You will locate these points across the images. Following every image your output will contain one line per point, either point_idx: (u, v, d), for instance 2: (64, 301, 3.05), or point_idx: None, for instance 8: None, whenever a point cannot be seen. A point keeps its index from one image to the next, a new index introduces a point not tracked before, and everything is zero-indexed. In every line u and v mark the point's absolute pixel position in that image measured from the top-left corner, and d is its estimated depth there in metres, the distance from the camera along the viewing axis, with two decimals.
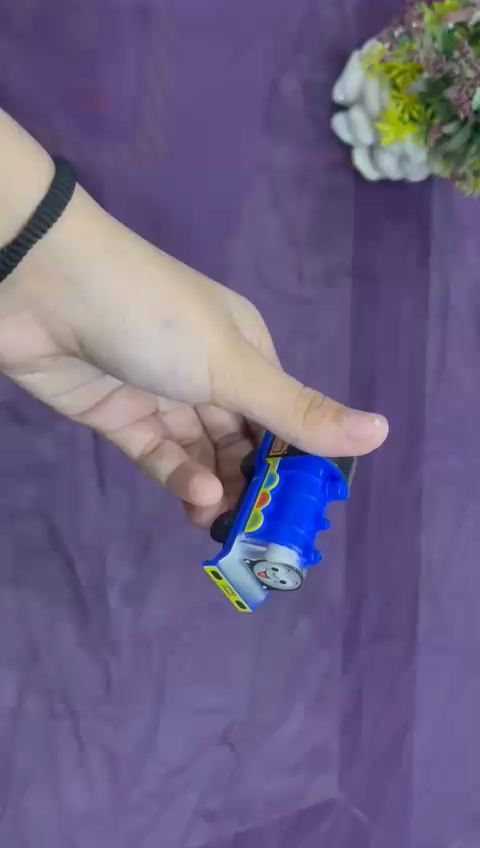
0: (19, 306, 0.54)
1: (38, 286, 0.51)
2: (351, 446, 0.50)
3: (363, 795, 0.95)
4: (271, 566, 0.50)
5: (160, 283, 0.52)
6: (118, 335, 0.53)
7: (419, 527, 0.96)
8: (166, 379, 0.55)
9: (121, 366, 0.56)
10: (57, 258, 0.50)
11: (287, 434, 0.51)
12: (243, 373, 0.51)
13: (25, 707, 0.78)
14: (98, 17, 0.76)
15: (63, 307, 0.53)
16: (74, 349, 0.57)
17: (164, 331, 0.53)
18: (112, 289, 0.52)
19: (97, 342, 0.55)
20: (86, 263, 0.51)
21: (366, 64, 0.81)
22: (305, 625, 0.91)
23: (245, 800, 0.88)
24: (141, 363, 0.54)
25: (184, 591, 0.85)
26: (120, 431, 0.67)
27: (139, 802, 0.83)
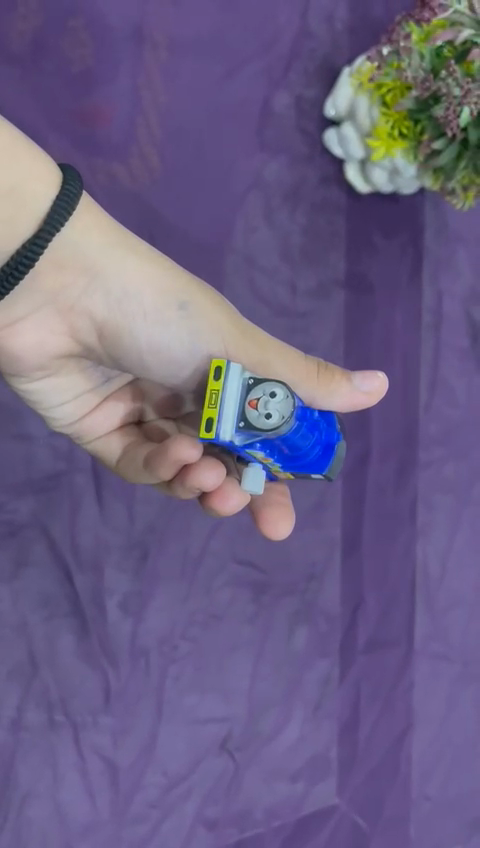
0: (40, 303, 0.57)
1: (58, 277, 0.55)
2: (363, 399, 0.61)
3: (362, 802, 0.96)
4: (268, 394, 0.49)
5: (172, 271, 0.58)
6: (137, 323, 0.58)
7: (415, 536, 0.97)
8: (183, 365, 0.60)
9: (141, 352, 0.60)
10: (78, 252, 0.54)
11: (306, 396, 0.61)
12: (259, 349, 0.60)
13: (25, 717, 0.80)
14: (93, 41, 0.79)
15: (85, 300, 0.57)
16: (93, 345, 0.61)
17: (180, 315, 0.58)
18: (131, 279, 0.57)
19: (118, 332, 0.59)
20: (105, 255, 0.55)
21: (356, 81, 0.83)
22: (303, 635, 0.92)
23: (244, 808, 0.89)
24: (161, 346, 0.59)
25: (182, 601, 0.86)
26: (107, 435, 0.68)
27: (139, 811, 0.84)
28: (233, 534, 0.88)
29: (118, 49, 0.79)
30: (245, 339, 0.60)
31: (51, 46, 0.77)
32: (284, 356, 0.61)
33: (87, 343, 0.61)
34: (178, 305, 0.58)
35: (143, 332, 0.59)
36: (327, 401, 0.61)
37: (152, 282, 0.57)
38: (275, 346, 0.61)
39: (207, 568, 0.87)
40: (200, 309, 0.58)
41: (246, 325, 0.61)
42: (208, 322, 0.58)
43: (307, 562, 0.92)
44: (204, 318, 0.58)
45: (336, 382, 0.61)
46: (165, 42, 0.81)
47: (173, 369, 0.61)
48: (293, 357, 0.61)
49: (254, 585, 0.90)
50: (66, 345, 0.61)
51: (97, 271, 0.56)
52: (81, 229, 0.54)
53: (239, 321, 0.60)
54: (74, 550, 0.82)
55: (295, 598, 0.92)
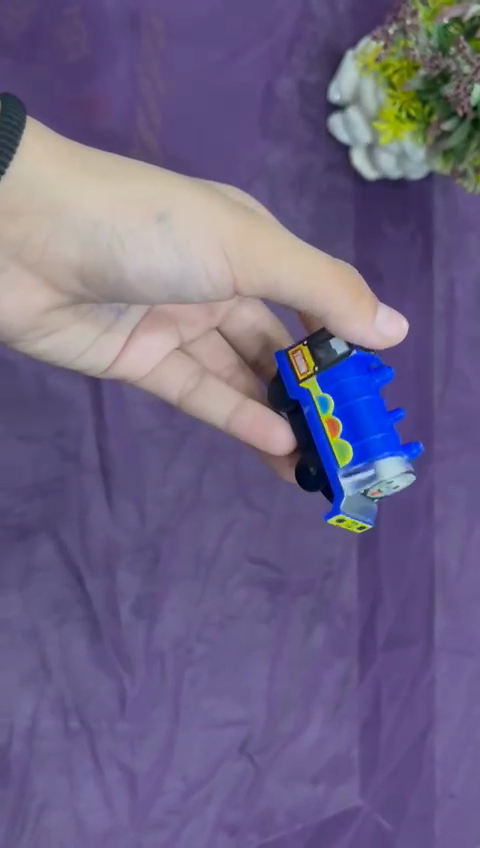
0: (7, 262, 0.52)
1: (20, 227, 0.50)
2: (378, 339, 0.56)
3: (386, 802, 0.93)
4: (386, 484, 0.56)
5: (143, 182, 0.51)
6: (117, 256, 0.51)
7: (432, 530, 0.95)
8: (185, 286, 0.54)
9: (134, 287, 0.54)
10: (36, 192, 0.48)
11: (313, 303, 0.54)
12: (269, 246, 0.52)
13: (40, 725, 0.78)
14: (89, 29, 0.77)
15: (55, 245, 0.51)
16: (81, 291, 0.55)
17: (162, 228, 0.51)
18: (97, 204, 0.50)
19: (100, 271, 0.53)
20: (64, 186, 0.49)
21: (360, 63, 0.80)
22: (320, 633, 0.90)
23: (265, 811, 0.87)
24: (152, 271, 0.52)
25: (196, 603, 0.84)
26: (154, 371, 0.68)
27: (158, 818, 0.82)
28: (246, 532, 0.86)
29: (115, 36, 0.78)
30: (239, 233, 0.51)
31: (48, 35, 0.75)
32: (297, 254, 0.52)
33: (73, 291, 0.55)
34: (158, 217, 0.50)
35: (129, 263, 0.52)
36: (344, 321, 0.54)
37: (124, 201, 0.50)
38: (285, 241, 0.52)
39: (221, 568, 0.85)
40: (183, 214, 0.51)
41: (241, 215, 0.52)
42: (195, 227, 0.51)
43: (323, 558, 0.90)
44: (189, 218, 0.51)
45: (360, 306, 0.54)
46: (163, 29, 0.79)
47: (173, 292, 0.54)
48: (309, 256, 0.52)
49: (270, 584, 0.88)
50: (51, 298, 0.56)
51: (60, 209, 0.49)
52: (34, 161, 0.48)
53: (228, 212, 0.52)
54: (84, 554, 0.80)
55: (311, 596, 0.90)
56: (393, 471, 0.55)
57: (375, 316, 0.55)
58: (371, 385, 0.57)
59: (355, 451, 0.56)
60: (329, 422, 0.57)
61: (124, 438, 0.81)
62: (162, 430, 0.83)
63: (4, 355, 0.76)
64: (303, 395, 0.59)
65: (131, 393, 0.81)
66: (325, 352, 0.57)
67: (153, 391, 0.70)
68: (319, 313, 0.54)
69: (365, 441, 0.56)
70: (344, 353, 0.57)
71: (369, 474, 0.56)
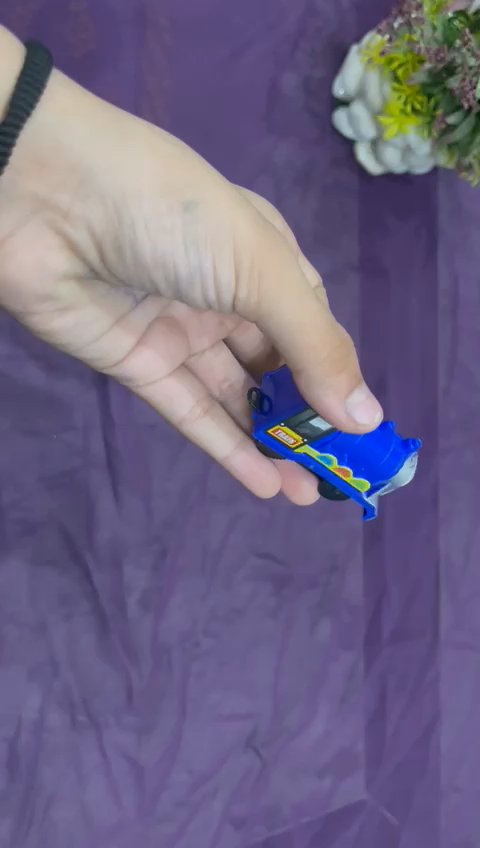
0: (26, 216, 0.50)
1: (42, 181, 0.47)
2: (346, 422, 0.52)
3: (392, 796, 0.94)
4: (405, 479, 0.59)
5: (177, 164, 0.48)
6: (136, 232, 0.48)
7: (437, 525, 0.95)
8: (196, 282, 0.50)
9: (146, 268, 0.51)
10: (61, 147, 0.46)
11: (298, 348, 0.50)
12: (273, 270, 0.48)
13: (47, 719, 0.78)
14: (94, 25, 0.77)
15: (78, 208, 0.48)
16: (99, 261, 0.53)
17: (185, 219, 0.47)
18: (121, 176, 0.47)
19: (119, 244, 0.50)
20: (90, 147, 0.46)
21: (365, 58, 0.81)
22: (326, 627, 0.90)
23: (272, 804, 0.87)
24: (163, 258, 0.49)
25: (202, 597, 0.84)
26: (164, 382, 0.66)
27: (166, 812, 0.82)
28: (252, 527, 0.87)
29: (121, 32, 0.78)
30: (259, 241, 0.48)
31: (53, 31, 0.75)
32: (297, 291, 0.49)
33: (91, 258, 0.53)
34: (182, 207, 0.47)
35: (146, 245, 0.49)
36: (312, 386, 0.51)
37: (149, 179, 0.47)
38: (294, 276, 0.49)
39: (227, 563, 0.85)
40: (209, 211, 0.47)
41: (262, 229, 0.49)
42: (217, 226, 0.47)
43: (329, 552, 0.90)
44: (209, 218, 0.47)
45: (340, 379, 0.51)
46: (169, 25, 0.79)
47: (184, 287, 0.51)
48: (310, 299, 0.49)
49: (276, 578, 0.88)
50: (71, 263, 0.53)
51: (83, 172, 0.47)
52: (59, 115, 0.46)
53: (252, 220, 0.48)
54: (91, 548, 0.80)
55: (317, 591, 0.90)
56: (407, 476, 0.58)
57: (350, 395, 0.51)
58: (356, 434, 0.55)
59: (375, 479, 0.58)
60: (339, 468, 0.58)
61: (130, 433, 0.81)
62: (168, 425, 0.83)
63: (11, 347, 0.76)
64: (302, 457, 0.59)
65: None
66: (309, 428, 0.55)
67: (157, 403, 0.68)
68: (298, 365, 0.51)
69: (379, 473, 0.57)
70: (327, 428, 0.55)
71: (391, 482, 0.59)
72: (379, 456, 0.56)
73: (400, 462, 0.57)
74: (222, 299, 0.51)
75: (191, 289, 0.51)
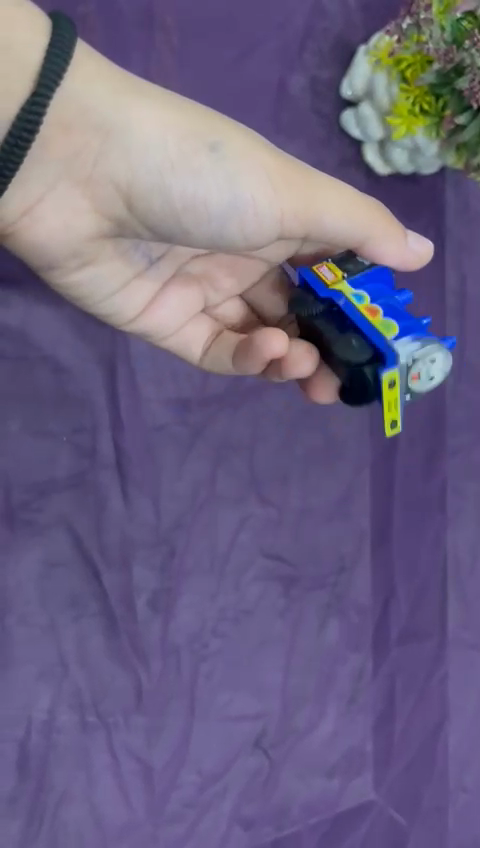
0: (54, 179, 0.55)
1: (70, 142, 0.53)
2: (413, 254, 0.63)
3: (400, 795, 0.94)
4: (430, 362, 0.56)
5: (195, 113, 0.55)
6: (168, 176, 0.55)
7: (445, 524, 0.95)
8: (231, 216, 0.57)
9: (177, 214, 0.57)
10: (86, 108, 0.52)
11: (353, 229, 0.60)
12: (306, 184, 0.58)
13: (57, 719, 0.78)
14: (102, 26, 0.77)
15: (102, 164, 0.54)
16: (123, 218, 0.58)
17: (214, 155, 0.55)
18: (150, 127, 0.54)
19: (147, 194, 0.56)
20: (118, 106, 0.53)
21: (373, 58, 0.81)
22: (335, 628, 0.90)
23: (280, 805, 0.87)
24: (200, 198, 0.56)
25: (210, 598, 0.84)
26: (178, 328, 0.69)
27: (175, 811, 0.82)
28: (260, 528, 0.87)
29: (129, 33, 0.78)
30: (280, 169, 0.57)
31: None
32: (333, 191, 0.59)
33: (117, 217, 0.58)
34: (210, 146, 0.55)
35: (176, 187, 0.55)
36: (377, 244, 0.62)
37: (176, 126, 0.54)
38: (324, 181, 0.59)
39: (235, 564, 0.86)
40: (233, 145, 0.55)
41: (281, 158, 0.58)
42: (245, 157, 0.55)
43: (337, 553, 0.90)
44: (240, 152, 0.55)
45: (392, 230, 0.62)
46: (176, 25, 0.79)
47: (219, 225, 0.58)
48: (343, 192, 0.60)
49: (284, 579, 0.88)
50: (95, 222, 0.58)
51: (111, 129, 0.53)
52: (80, 78, 0.52)
53: (272, 152, 0.57)
54: (100, 549, 0.80)
55: (325, 591, 0.90)
56: (438, 347, 0.56)
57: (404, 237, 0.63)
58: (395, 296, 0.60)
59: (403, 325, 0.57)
60: (369, 309, 0.58)
61: (138, 434, 0.81)
62: (177, 427, 0.83)
63: (20, 349, 0.76)
64: (335, 294, 0.59)
65: (146, 391, 0.82)
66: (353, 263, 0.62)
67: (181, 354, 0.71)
68: (355, 240, 0.61)
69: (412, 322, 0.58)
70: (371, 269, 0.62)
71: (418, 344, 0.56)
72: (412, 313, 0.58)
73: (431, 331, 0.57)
74: (259, 231, 0.58)
75: (227, 225, 0.58)
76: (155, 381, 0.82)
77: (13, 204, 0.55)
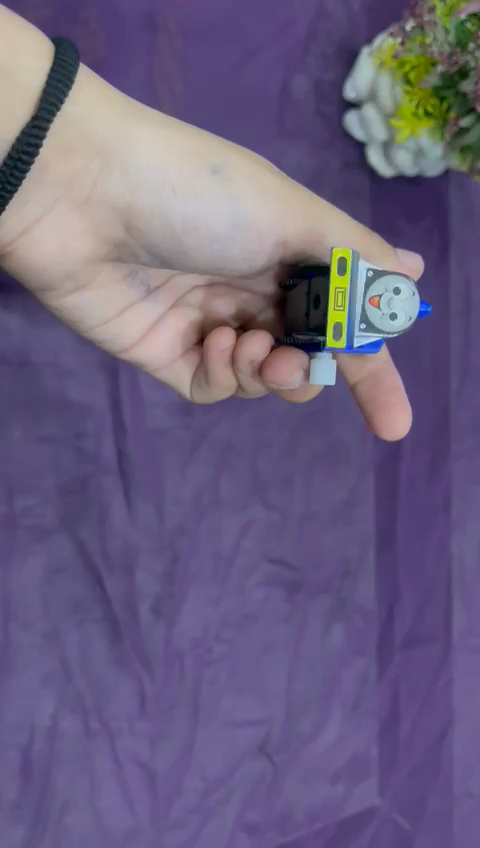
0: (54, 199, 0.55)
1: (71, 164, 0.53)
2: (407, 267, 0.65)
3: (405, 800, 0.93)
4: (392, 288, 0.51)
5: (196, 138, 0.56)
6: (168, 199, 0.56)
7: (450, 528, 0.94)
8: (230, 238, 0.58)
9: (178, 236, 0.57)
10: (86, 130, 0.52)
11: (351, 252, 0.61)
12: (306, 208, 0.58)
13: (61, 725, 0.78)
14: (105, 30, 0.76)
15: (102, 185, 0.54)
16: (121, 239, 0.58)
17: (215, 178, 0.56)
18: (151, 153, 0.54)
19: (147, 215, 0.56)
20: (119, 130, 0.53)
21: (377, 60, 0.80)
22: (339, 633, 0.90)
23: (284, 811, 0.87)
24: (201, 221, 0.57)
25: (214, 602, 0.84)
26: (170, 361, 0.68)
27: (179, 817, 0.82)
28: (264, 532, 0.86)
29: (131, 37, 0.77)
30: (278, 193, 0.57)
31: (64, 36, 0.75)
32: (332, 216, 0.60)
33: (115, 239, 0.58)
34: (211, 169, 0.56)
35: (176, 211, 0.56)
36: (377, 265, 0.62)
37: (178, 151, 0.55)
38: (323, 207, 0.59)
39: (239, 568, 0.85)
40: (234, 169, 0.56)
41: (281, 182, 0.58)
42: (246, 181, 0.56)
43: (341, 557, 0.90)
44: (240, 177, 0.56)
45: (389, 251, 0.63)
46: (179, 30, 0.79)
47: (218, 247, 0.58)
48: (341, 217, 0.60)
49: (288, 583, 0.87)
50: (93, 245, 0.58)
51: (112, 151, 0.53)
52: (81, 100, 0.51)
53: (273, 176, 0.58)
54: (104, 554, 0.80)
55: (329, 596, 0.89)
56: (404, 280, 0.52)
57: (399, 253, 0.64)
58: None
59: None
60: None
61: (142, 438, 0.81)
62: (180, 431, 0.83)
63: (23, 354, 0.76)
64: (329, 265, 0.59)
65: (149, 395, 0.81)
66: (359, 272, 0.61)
67: (173, 385, 0.70)
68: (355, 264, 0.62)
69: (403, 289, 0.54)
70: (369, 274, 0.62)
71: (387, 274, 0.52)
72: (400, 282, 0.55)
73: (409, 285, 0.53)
74: (256, 254, 0.59)
75: (226, 247, 0.58)
76: (159, 385, 0.82)
77: (11, 226, 0.55)
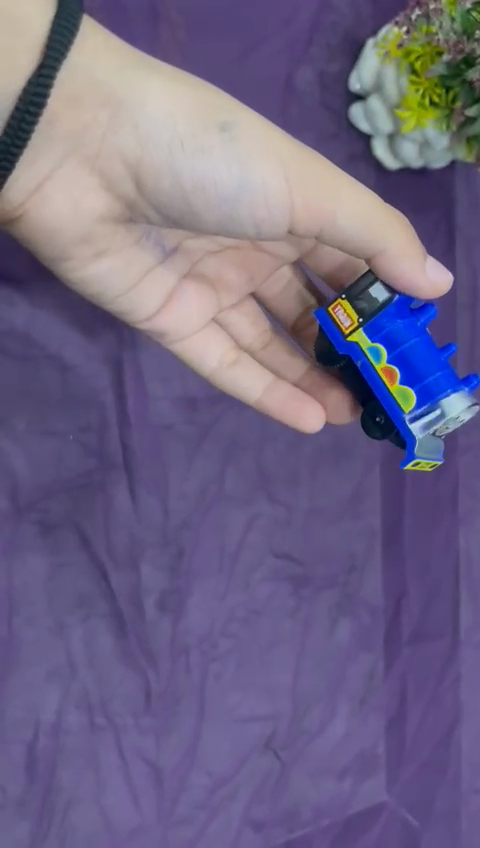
0: (63, 154, 0.55)
1: (77, 118, 0.53)
2: (429, 287, 0.60)
3: (413, 797, 0.93)
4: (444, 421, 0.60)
5: (208, 93, 0.54)
6: (176, 156, 0.54)
7: (457, 523, 0.94)
8: (240, 199, 0.56)
9: (187, 197, 0.56)
10: (94, 81, 0.52)
11: (371, 236, 0.58)
12: (322, 177, 0.56)
13: (66, 721, 0.78)
14: (108, 21, 0.76)
15: (110, 140, 0.54)
16: (133, 199, 0.58)
17: (223, 136, 0.54)
18: (158, 107, 0.53)
19: (156, 173, 0.55)
20: (125, 80, 0.53)
21: (381, 51, 0.80)
22: (345, 629, 0.89)
23: (291, 808, 0.86)
24: (209, 181, 0.55)
25: (220, 598, 0.84)
26: (189, 337, 0.69)
27: (185, 814, 0.81)
28: (269, 527, 0.86)
29: (135, 28, 0.77)
30: (289, 155, 0.55)
31: None
32: (354, 195, 0.57)
33: (128, 197, 0.58)
34: (220, 126, 0.54)
35: (185, 168, 0.54)
36: (394, 263, 0.59)
37: (186, 105, 0.53)
38: (344, 181, 0.57)
39: (244, 563, 0.85)
40: (244, 127, 0.54)
41: (296, 146, 0.56)
42: (255, 140, 0.54)
43: (347, 552, 0.89)
44: (250, 134, 0.54)
45: (412, 253, 0.59)
46: (183, 21, 0.78)
47: (228, 207, 0.56)
48: (362, 195, 0.57)
49: (294, 578, 0.87)
50: (106, 203, 0.59)
51: (119, 102, 0.53)
52: (86, 50, 0.52)
53: (287, 139, 0.56)
54: (109, 549, 0.79)
55: (335, 591, 0.89)
56: (453, 407, 0.59)
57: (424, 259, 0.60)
58: (419, 328, 0.61)
59: (404, 378, 0.60)
60: (385, 370, 0.61)
61: (147, 433, 0.81)
62: (185, 426, 0.82)
63: (26, 348, 0.76)
64: (353, 350, 0.61)
65: (154, 389, 0.81)
66: (367, 301, 0.60)
67: (194, 363, 0.71)
68: (375, 252, 0.59)
69: (426, 382, 0.60)
70: (385, 299, 0.60)
71: (434, 409, 0.59)
72: (430, 367, 0.60)
73: (451, 383, 0.60)
74: (271, 218, 0.57)
75: (237, 209, 0.57)
76: (163, 379, 0.81)
77: (24, 179, 0.56)
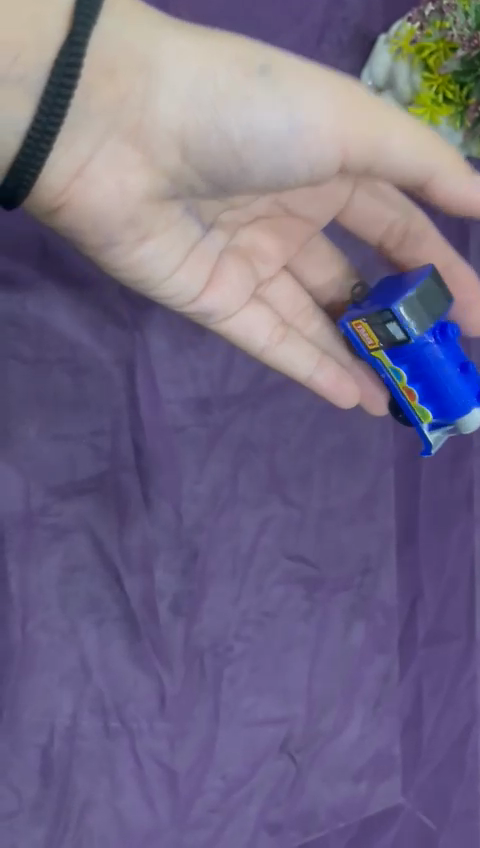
0: (104, 129, 0.54)
1: (112, 92, 0.53)
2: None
3: (431, 800, 0.92)
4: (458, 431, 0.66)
5: (241, 42, 0.54)
6: (222, 108, 0.53)
7: (473, 522, 0.94)
8: (289, 143, 0.54)
9: (238, 148, 0.55)
10: (128, 47, 0.52)
11: (419, 162, 0.55)
12: (360, 103, 0.53)
13: (80, 725, 0.77)
14: None
15: (151, 105, 0.53)
16: (178, 171, 0.57)
17: (264, 79, 0.53)
18: (192, 65, 0.53)
19: (201, 131, 0.54)
20: (155, 44, 0.52)
21: (393, 47, 0.79)
22: (359, 631, 0.89)
23: (307, 811, 0.86)
24: (259, 125, 0.54)
25: (234, 600, 0.83)
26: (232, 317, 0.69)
27: (200, 817, 0.81)
28: (283, 529, 0.85)
29: None
30: (332, 86, 0.53)
31: None
32: (396, 120, 0.54)
33: (172, 173, 0.57)
34: (261, 69, 0.53)
35: (231, 113, 0.53)
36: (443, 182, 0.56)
37: (223, 56, 0.53)
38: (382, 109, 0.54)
39: (258, 565, 0.84)
40: (281, 69, 0.53)
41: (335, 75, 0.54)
42: (295, 76, 0.53)
43: (362, 553, 0.89)
44: (290, 75, 0.53)
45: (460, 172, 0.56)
46: (193, 18, 0.77)
47: (277, 157, 0.55)
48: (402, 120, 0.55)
49: (308, 580, 0.86)
50: (150, 182, 0.57)
51: (154, 66, 0.52)
52: (115, 18, 0.51)
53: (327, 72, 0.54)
54: (121, 552, 0.79)
55: (350, 593, 0.88)
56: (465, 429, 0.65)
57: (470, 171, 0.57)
58: (439, 353, 0.62)
59: (422, 396, 0.65)
60: (406, 388, 0.66)
61: (159, 436, 0.80)
62: (198, 429, 0.82)
63: (39, 352, 0.75)
64: (376, 363, 0.66)
65: (166, 392, 0.80)
66: (387, 331, 0.63)
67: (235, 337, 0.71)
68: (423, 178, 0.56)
69: (442, 406, 0.65)
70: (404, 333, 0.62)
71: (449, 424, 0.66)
72: (448, 393, 0.63)
73: (468, 406, 0.64)
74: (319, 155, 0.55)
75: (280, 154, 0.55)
76: (175, 382, 0.81)
77: (65, 166, 0.55)
